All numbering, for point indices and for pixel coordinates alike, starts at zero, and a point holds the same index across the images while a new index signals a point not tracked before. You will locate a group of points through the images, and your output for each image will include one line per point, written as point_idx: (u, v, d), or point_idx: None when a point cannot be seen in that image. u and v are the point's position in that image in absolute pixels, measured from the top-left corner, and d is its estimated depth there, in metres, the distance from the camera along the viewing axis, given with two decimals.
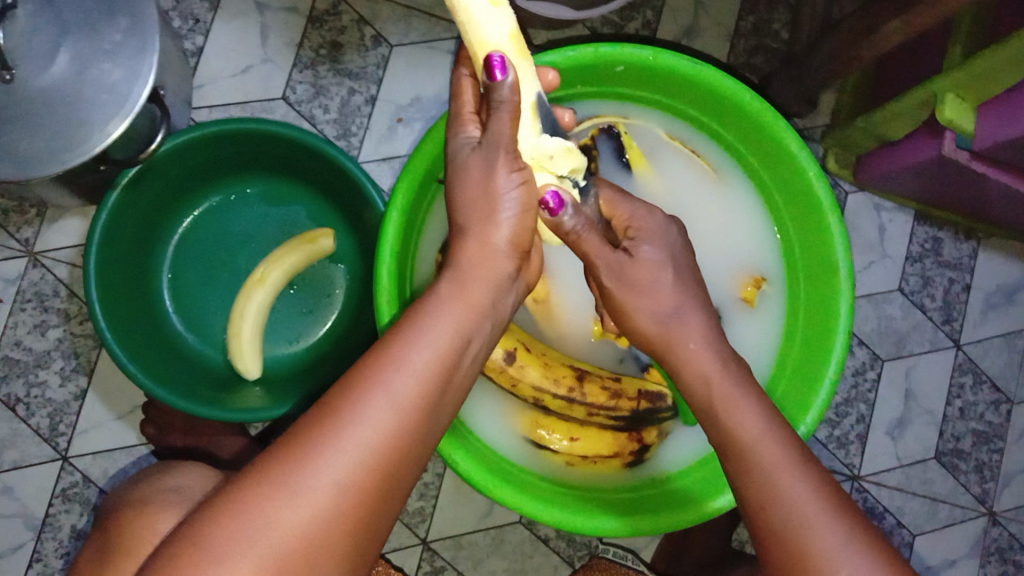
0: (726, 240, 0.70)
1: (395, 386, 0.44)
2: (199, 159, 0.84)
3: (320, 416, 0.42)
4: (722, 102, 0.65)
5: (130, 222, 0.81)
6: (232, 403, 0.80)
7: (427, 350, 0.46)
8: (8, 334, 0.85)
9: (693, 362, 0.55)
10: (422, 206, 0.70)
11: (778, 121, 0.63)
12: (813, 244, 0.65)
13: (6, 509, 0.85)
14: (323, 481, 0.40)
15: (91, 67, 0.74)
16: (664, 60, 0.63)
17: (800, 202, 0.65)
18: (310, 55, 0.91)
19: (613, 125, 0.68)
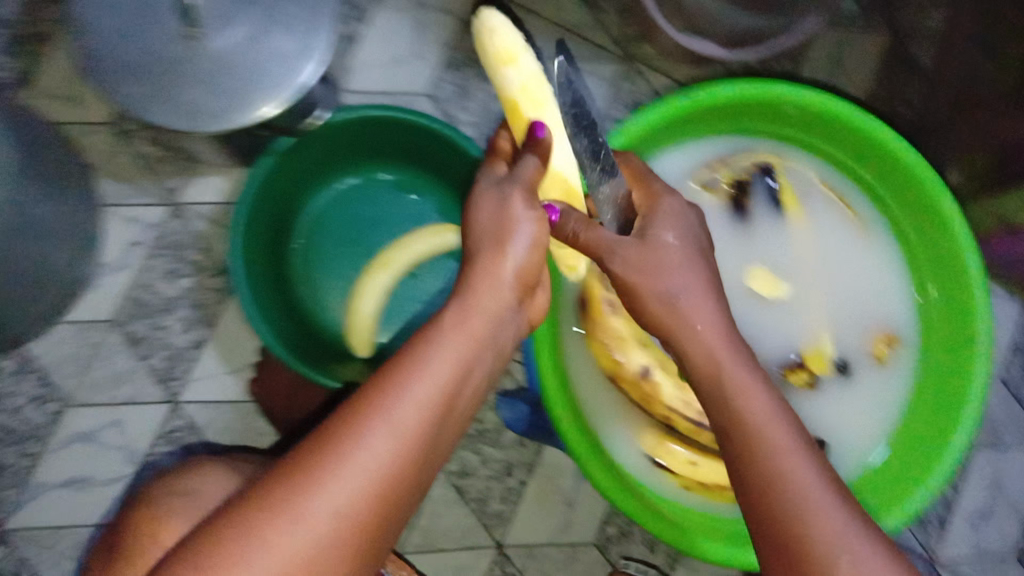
0: (862, 301, 0.69)
1: (394, 415, 0.48)
2: (347, 141, 0.87)
3: (329, 445, 0.47)
4: (884, 156, 0.66)
5: (279, 190, 0.85)
6: (340, 373, 0.83)
7: (429, 385, 0.50)
8: (141, 276, 0.89)
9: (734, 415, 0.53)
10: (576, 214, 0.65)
11: (939, 185, 0.64)
12: (953, 314, 0.65)
13: (113, 441, 0.89)
14: (326, 505, 0.45)
15: (269, 38, 0.77)
16: (835, 107, 0.65)
17: (945, 270, 0.66)
18: (461, 57, 0.93)
19: (772, 164, 0.68)
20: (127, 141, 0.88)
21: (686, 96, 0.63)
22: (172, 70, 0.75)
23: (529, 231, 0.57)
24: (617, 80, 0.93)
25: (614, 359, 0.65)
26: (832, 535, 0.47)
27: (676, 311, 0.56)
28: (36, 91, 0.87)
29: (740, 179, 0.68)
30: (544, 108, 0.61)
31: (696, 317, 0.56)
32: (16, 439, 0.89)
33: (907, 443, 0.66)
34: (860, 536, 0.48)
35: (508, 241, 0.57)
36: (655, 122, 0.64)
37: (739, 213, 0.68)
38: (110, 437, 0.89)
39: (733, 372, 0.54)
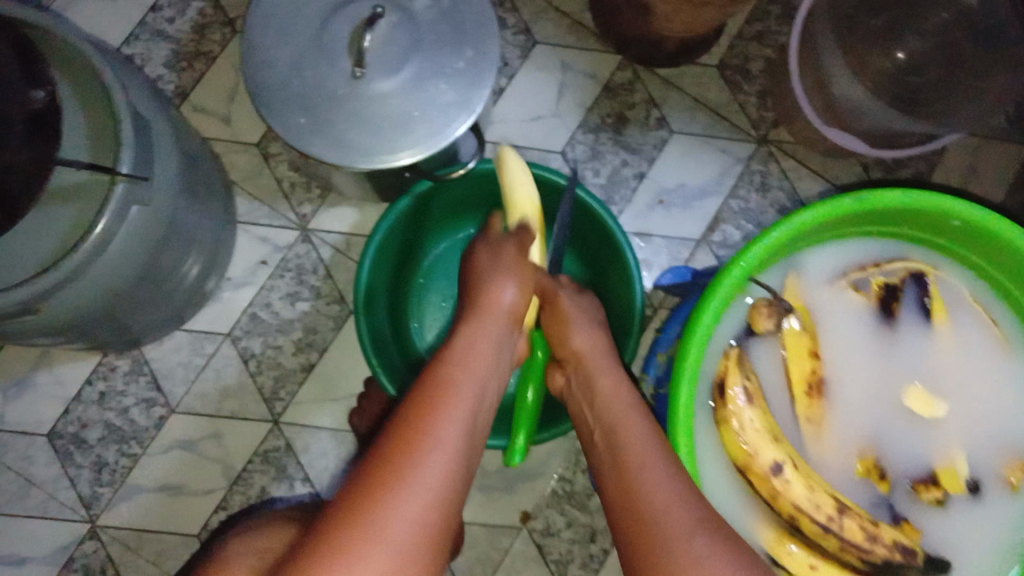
0: (1002, 423, 0.66)
1: (430, 454, 0.45)
2: (481, 191, 0.90)
3: (374, 484, 0.43)
4: None
5: (409, 229, 0.88)
6: None
7: (459, 418, 0.48)
8: (262, 294, 0.92)
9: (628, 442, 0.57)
10: (725, 306, 0.63)
11: None
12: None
13: (210, 453, 0.90)
14: (386, 550, 0.41)
15: (429, 85, 0.80)
16: (997, 227, 0.62)
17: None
18: (596, 120, 0.96)
19: (925, 272, 0.68)
20: (269, 162, 0.94)
21: (854, 197, 0.63)
22: (333, 105, 0.79)
23: (517, 276, 0.64)
24: (747, 161, 0.96)
25: (746, 448, 0.62)
26: (687, 517, 0.50)
27: (585, 335, 0.68)
28: (194, 107, 0.94)
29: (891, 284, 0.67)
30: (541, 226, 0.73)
31: (597, 353, 0.68)
32: (117, 439, 0.90)
33: None
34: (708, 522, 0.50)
35: (499, 280, 0.62)
36: (818, 219, 0.63)
37: (883, 317, 0.67)
38: (208, 448, 0.90)
39: (624, 401, 0.62)
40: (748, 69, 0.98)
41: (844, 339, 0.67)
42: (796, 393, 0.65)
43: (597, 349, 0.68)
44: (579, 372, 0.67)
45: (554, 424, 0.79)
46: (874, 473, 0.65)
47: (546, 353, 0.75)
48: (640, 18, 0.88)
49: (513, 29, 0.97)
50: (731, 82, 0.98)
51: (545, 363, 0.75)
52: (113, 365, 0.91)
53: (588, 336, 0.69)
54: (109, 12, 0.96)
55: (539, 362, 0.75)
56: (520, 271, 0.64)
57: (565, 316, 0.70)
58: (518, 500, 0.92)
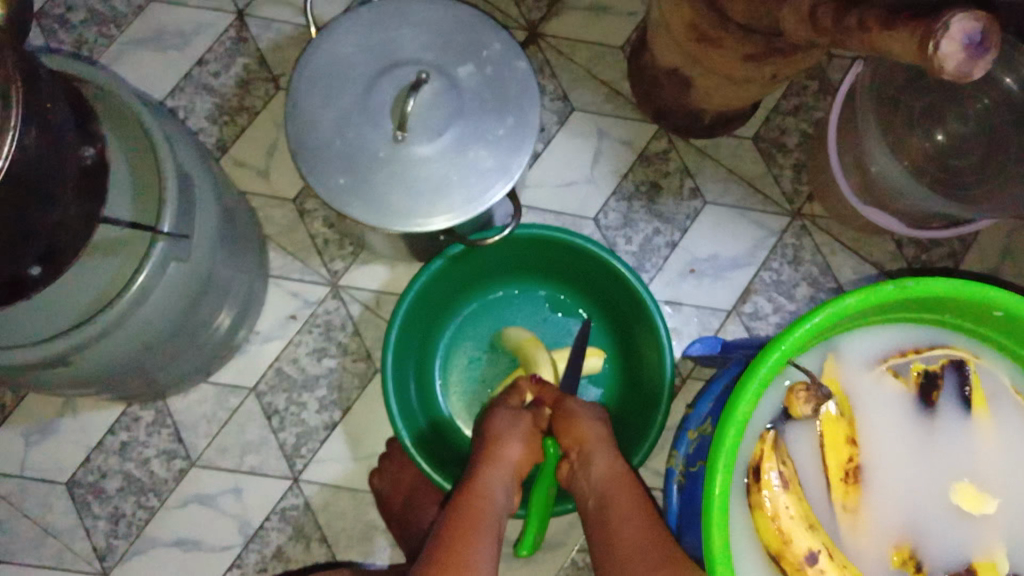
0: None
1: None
2: (513, 255, 0.90)
3: None
4: None
5: (440, 290, 0.88)
6: (455, 474, 0.83)
7: (473, 551, 0.55)
8: (290, 349, 0.92)
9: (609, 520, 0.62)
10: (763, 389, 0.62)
11: None
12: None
13: (229, 508, 0.89)
14: None
15: (469, 151, 0.81)
16: None
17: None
18: (630, 188, 0.97)
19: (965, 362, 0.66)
20: (304, 218, 0.94)
21: (898, 283, 0.62)
22: (374, 167, 0.80)
23: (509, 417, 0.69)
24: (780, 234, 0.96)
25: (781, 536, 0.60)
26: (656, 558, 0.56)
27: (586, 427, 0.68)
28: (233, 161, 0.95)
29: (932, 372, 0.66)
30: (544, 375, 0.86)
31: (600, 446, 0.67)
32: (136, 490, 0.89)
33: None
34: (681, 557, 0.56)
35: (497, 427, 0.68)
36: (860, 303, 0.62)
37: (923, 406, 0.65)
38: (226, 504, 0.89)
39: (618, 489, 0.64)
40: (783, 142, 0.98)
41: (883, 427, 0.65)
42: (830, 481, 0.63)
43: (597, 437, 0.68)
44: (580, 457, 0.67)
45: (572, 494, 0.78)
46: (911, 564, 0.63)
47: (559, 450, 0.72)
48: (679, 90, 0.89)
49: (551, 94, 0.98)
50: (766, 154, 0.98)
51: (557, 459, 0.72)
52: (136, 415, 0.91)
53: (591, 424, 0.69)
54: (156, 66, 0.98)
55: (552, 458, 0.72)
56: (523, 422, 0.69)
57: (567, 410, 0.71)
58: (536, 570, 0.89)
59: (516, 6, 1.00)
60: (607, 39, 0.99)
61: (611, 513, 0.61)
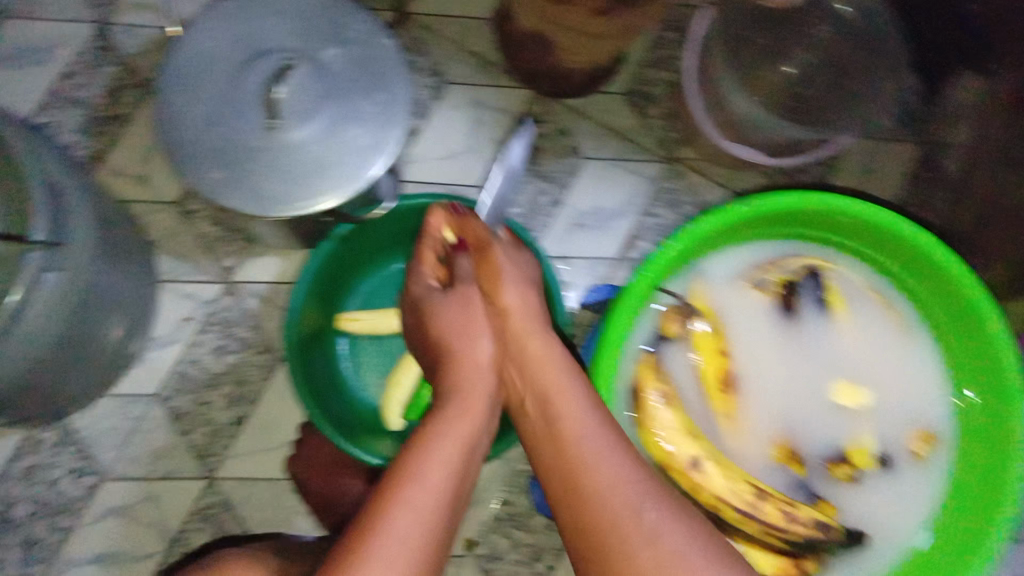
0: (905, 399, 0.71)
1: (400, 528, 0.54)
2: (404, 228, 0.91)
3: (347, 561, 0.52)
4: (928, 265, 0.68)
5: (335, 270, 0.89)
6: (372, 447, 0.85)
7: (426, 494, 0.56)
8: (190, 350, 0.91)
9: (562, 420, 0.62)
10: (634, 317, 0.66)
11: (982, 295, 0.65)
12: (995, 439, 0.66)
13: (147, 516, 0.88)
14: None
15: (343, 130, 0.81)
16: (882, 218, 0.67)
17: (995, 395, 0.66)
18: (512, 153, 0.99)
19: (819, 268, 0.72)
20: (188, 219, 0.94)
21: (746, 204, 0.66)
22: (250, 157, 0.80)
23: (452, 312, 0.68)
24: (658, 180, 1.00)
25: (665, 448, 0.66)
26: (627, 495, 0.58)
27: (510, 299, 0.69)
28: (110, 171, 0.94)
29: (790, 280, 0.71)
30: None
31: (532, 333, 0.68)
32: (47, 513, 0.87)
33: (959, 537, 0.65)
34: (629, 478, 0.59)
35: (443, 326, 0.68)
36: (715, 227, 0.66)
37: (787, 311, 0.71)
38: (144, 512, 0.88)
39: (556, 383, 0.65)
40: (653, 93, 1.02)
41: (751, 336, 0.71)
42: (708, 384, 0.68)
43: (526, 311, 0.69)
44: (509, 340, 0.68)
45: None
46: (791, 458, 0.69)
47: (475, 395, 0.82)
48: (544, 54, 0.91)
49: (423, 70, 0.99)
50: (638, 107, 1.01)
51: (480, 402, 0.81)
52: (38, 438, 0.89)
53: (519, 301, 0.69)
54: (17, 83, 0.96)
55: None
56: (466, 314, 0.69)
57: (496, 275, 0.69)
58: (461, 528, 0.92)
59: None
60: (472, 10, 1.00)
61: (555, 411, 0.63)
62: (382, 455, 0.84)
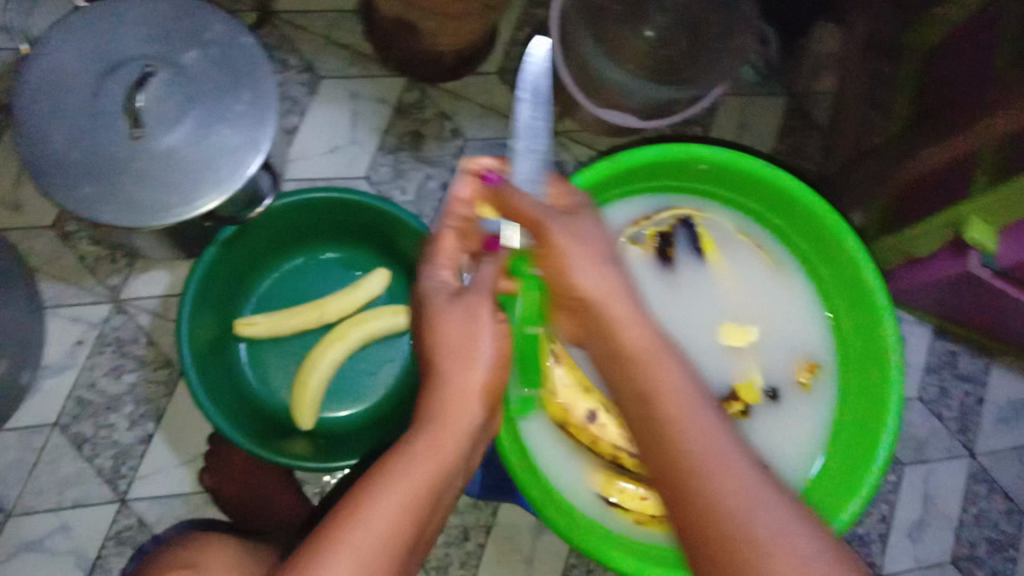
0: (789, 332, 0.76)
1: (374, 512, 0.51)
2: (290, 226, 0.91)
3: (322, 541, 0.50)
4: (787, 202, 0.74)
5: (224, 275, 0.88)
6: (283, 447, 0.85)
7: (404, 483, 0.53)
8: (85, 374, 0.90)
9: (654, 413, 0.52)
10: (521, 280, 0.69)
11: (839, 223, 0.72)
12: (867, 347, 0.72)
13: (59, 548, 0.86)
14: None
15: (212, 133, 0.81)
16: (740, 162, 0.73)
17: (861, 309, 0.72)
18: (394, 141, 1.00)
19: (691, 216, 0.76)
20: (68, 242, 0.92)
21: (617, 157, 0.71)
22: (118, 170, 0.78)
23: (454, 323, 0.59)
24: None
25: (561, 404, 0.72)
26: (741, 495, 0.48)
27: (600, 277, 0.56)
28: None
29: (662, 231, 0.75)
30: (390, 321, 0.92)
31: (617, 302, 0.56)
32: None
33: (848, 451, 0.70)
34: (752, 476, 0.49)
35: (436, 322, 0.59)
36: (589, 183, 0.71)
37: (664, 261, 0.75)
38: (55, 544, 0.86)
39: (660, 366, 0.54)
40: None
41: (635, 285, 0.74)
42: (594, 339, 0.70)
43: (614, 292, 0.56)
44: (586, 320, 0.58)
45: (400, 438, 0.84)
46: None
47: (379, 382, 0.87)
48: (408, 39, 0.93)
49: (296, 69, 1.00)
50: (513, 85, 1.04)
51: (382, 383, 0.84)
52: None
53: (600, 274, 0.57)
54: None
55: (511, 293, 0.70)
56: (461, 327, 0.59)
57: (560, 256, 0.57)
58: None
59: None
60: (338, 5, 1.01)
61: (659, 397, 0.52)
62: (294, 454, 0.85)
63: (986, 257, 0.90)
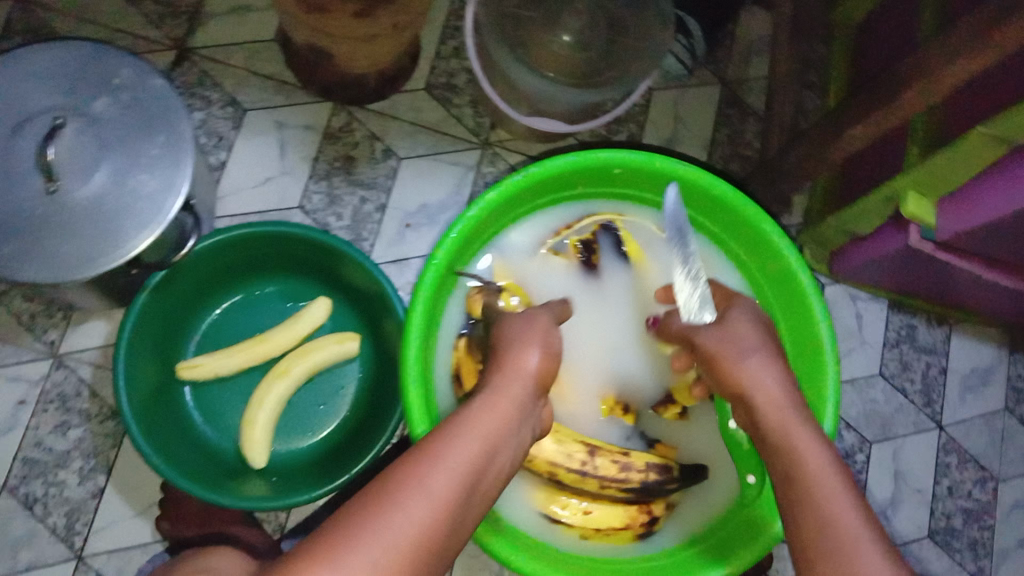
0: None
1: (444, 457, 0.58)
2: (224, 265, 0.91)
3: (399, 476, 0.57)
4: (706, 199, 0.77)
5: (159, 320, 0.87)
6: (237, 490, 0.85)
7: (470, 435, 0.60)
8: (29, 434, 0.89)
9: (788, 449, 0.57)
10: (443, 295, 0.74)
11: (761, 216, 0.74)
12: (802, 338, 0.75)
13: None
14: (404, 513, 0.54)
15: (130, 180, 0.80)
16: (656, 163, 0.74)
17: (793, 302, 0.75)
18: (325, 167, 0.99)
19: (612, 221, 0.79)
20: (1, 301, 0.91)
21: (533, 167, 0.71)
22: (37, 226, 0.77)
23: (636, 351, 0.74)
24: (478, 167, 1.02)
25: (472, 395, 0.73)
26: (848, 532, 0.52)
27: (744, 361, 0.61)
28: None
29: (584, 239, 0.79)
30: (342, 347, 0.92)
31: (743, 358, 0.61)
32: None
33: None
34: (857, 515, 0.54)
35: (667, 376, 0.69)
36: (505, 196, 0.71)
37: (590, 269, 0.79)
38: None
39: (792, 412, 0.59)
40: (455, 84, 1.03)
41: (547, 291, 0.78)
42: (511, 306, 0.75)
43: (770, 378, 0.61)
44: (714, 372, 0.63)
45: (352, 466, 0.83)
46: (617, 409, 0.76)
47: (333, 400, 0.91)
48: (324, 65, 0.92)
49: (218, 103, 0.99)
50: (442, 100, 1.03)
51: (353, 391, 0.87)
52: None
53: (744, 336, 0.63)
54: None
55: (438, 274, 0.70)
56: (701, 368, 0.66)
57: (734, 337, 0.63)
58: None
59: (156, 29, 0.99)
60: (256, 35, 1.00)
61: (789, 435, 0.58)
62: (250, 495, 0.84)
63: (924, 230, 0.90)
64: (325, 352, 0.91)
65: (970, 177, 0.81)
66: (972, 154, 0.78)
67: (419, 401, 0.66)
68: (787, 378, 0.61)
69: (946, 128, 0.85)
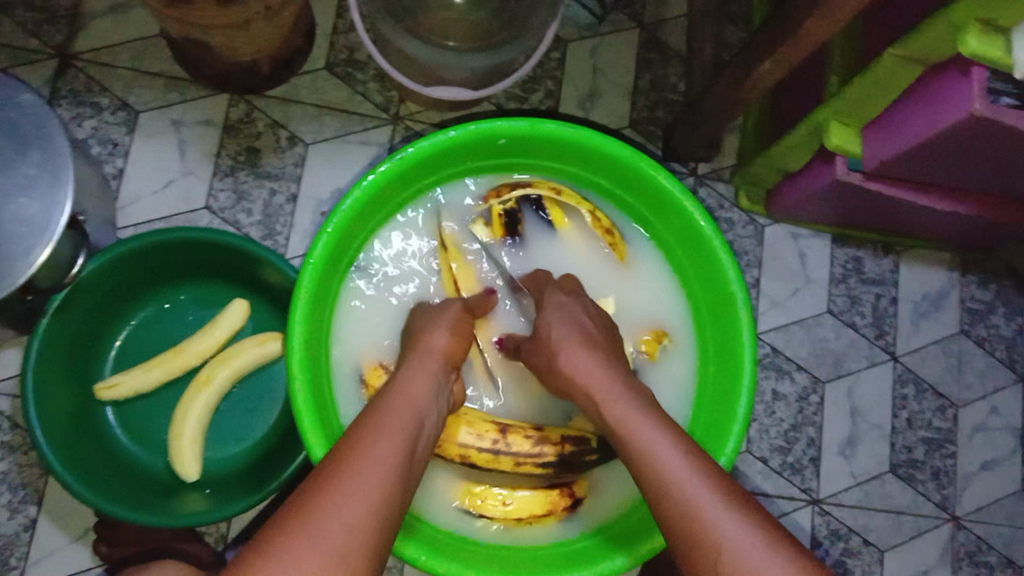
0: (645, 301, 0.83)
1: (384, 423, 0.57)
2: (129, 279, 0.87)
3: (347, 447, 0.55)
4: (621, 169, 0.78)
5: (67, 343, 0.84)
6: (173, 508, 0.82)
7: (406, 402, 0.60)
8: None
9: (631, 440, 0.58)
10: (333, 288, 0.76)
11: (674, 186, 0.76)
12: (717, 303, 0.77)
13: None
14: (361, 479, 0.52)
15: (8, 203, 0.75)
16: (569, 133, 0.76)
17: (705, 267, 0.78)
18: (229, 163, 0.95)
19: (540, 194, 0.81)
20: None
21: (413, 145, 0.74)
22: None
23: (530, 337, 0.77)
24: (390, 143, 0.97)
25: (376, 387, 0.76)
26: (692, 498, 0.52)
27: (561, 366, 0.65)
28: None
29: (507, 209, 0.80)
30: (263, 348, 0.88)
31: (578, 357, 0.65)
32: None
33: (713, 402, 0.77)
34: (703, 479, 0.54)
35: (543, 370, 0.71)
36: (387, 176, 0.74)
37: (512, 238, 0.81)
38: None
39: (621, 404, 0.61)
40: (356, 59, 0.98)
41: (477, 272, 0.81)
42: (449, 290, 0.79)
43: (592, 369, 0.64)
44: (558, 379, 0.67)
45: (282, 469, 0.81)
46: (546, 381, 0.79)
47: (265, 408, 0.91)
48: (204, 54, 0.86)
49: (108, 108, 0.94)
50: (344, 77, 0.98)
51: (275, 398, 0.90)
52: None
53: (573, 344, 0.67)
54: None
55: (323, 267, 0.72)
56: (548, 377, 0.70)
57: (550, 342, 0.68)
58: None
59: (32, 36, 0.94)
60: (140, 31, 0.95)
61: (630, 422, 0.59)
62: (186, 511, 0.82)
63: (850, 161, 0.86)
64: (246, 357, 0.87)
65: (890, 103, 0.76)
66: (887, 80, 0.73)
67: (308, 404, 0.68)
68: (606, 368, 0.64)
69: (864, 52, 0.80)
